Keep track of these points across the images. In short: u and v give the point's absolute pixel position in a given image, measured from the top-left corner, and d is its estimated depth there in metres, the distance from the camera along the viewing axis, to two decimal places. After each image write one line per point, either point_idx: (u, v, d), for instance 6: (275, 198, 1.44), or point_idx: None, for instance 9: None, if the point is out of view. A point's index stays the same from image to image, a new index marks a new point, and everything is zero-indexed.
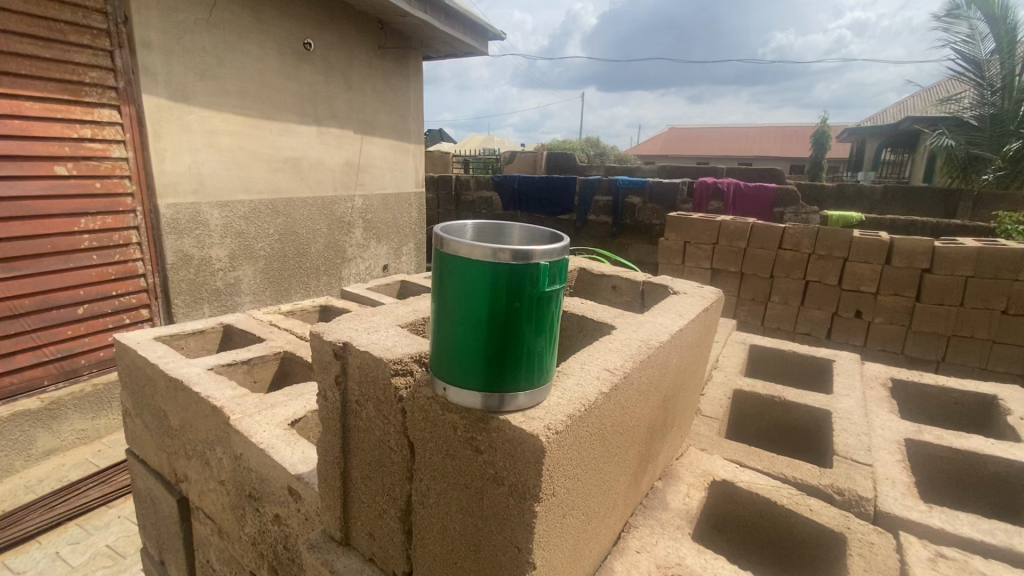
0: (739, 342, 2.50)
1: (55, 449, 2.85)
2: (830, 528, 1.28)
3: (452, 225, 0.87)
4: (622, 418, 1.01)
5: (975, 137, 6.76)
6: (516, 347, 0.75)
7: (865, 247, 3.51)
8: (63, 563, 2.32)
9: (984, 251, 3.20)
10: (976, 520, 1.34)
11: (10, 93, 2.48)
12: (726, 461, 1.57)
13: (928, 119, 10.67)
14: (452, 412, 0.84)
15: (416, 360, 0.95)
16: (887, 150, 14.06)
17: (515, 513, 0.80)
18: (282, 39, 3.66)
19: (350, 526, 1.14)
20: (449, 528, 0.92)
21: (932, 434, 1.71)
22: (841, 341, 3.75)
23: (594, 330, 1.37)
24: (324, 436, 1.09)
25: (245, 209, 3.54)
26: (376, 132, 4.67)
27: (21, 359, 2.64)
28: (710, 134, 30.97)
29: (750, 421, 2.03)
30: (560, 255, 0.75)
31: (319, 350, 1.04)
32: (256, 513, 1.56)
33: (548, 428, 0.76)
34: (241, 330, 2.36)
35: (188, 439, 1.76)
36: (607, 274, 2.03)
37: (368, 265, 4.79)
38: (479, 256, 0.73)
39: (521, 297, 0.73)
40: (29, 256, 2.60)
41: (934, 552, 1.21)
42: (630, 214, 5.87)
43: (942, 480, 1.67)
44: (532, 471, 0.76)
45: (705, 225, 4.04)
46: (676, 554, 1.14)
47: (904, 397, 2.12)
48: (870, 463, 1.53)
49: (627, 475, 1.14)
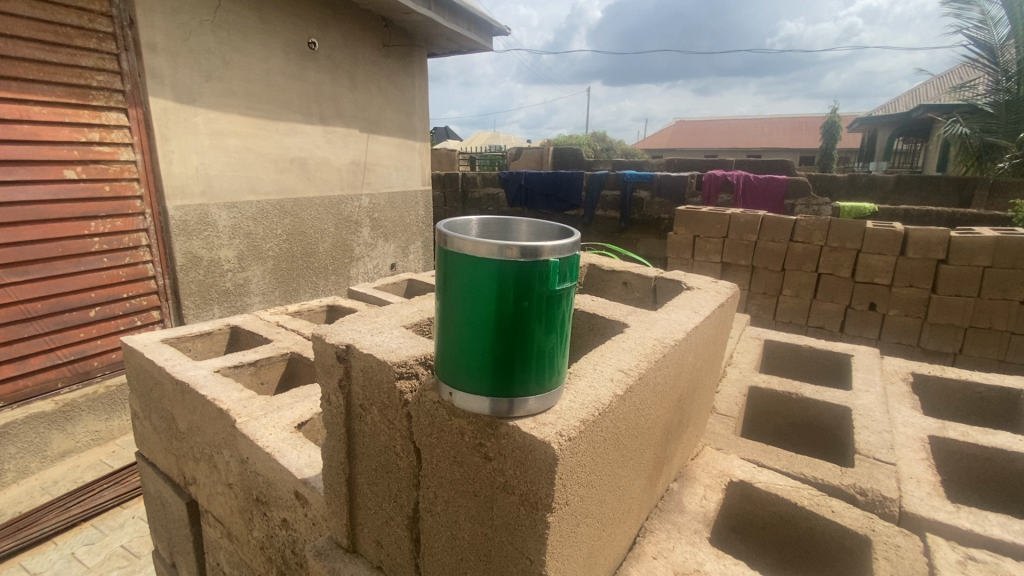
0: (752, 338, 2.44)
1: (70, 450, 2.86)
2: (853, 530, 1.23)
3: (455, 221, 0.83)
4: (637, 421, 0.97)
5: (990, 124, 6.55)
6: (526, 349, 0.71)
7: (879, 238, 3.42)
8: (79, 563, 2.33)
9: (1002, 240, 3.10)
10: (1006, 521, 1.28)
11: (17, 98, 2.47)
12: (743, 461, 1.52)
13: (941, 107, 10.49)
14: (459, 417, 0.81)
15: (422, 362, 0.92)
16: (900, 139, 13.81)
17: (527, 523, 0.76)
18: (286, 39, 3.63)
19: (356, 533, 1.11)
20: (458, 537, 0.89)
21: (957, 431, 1.65)
22: (854, 334, 3.68)
23: (605, 328, 1.33)
24: (328, 442, 1.06)
25: (253, 209, 3.53)
26: (381, 130, 4.63)
27: (34, 362, 2.65)
28: (717, 126, 30.60)
29: (766, 419, 1.98)
30: (572, 251, 0.72)
31: (322, 353, 1.01)
32: (264, 517, 1.53)
33: (561, 434, 0.72)
34: (248, 332, 2.34)
35: (196, 442, 1.75)
36: (617, 270, 1.98)
37: (376, 264, 4.78)
38: (484, 254, 0.69)
39: (530, 296, 0.69)
40: (40, 260, 2.60)
41: (963, 555, 1.16)
42: (638, 208, 5.79)
43: (968, 479, 1.62)
44: (544, 480, 0.73)
45: (715, 219, 3.96)
46: (694, 559, 1.09)
47: (925, 392, 2.05)
48: (893, 461, 1.48)
49: (642, 477, 1.09)
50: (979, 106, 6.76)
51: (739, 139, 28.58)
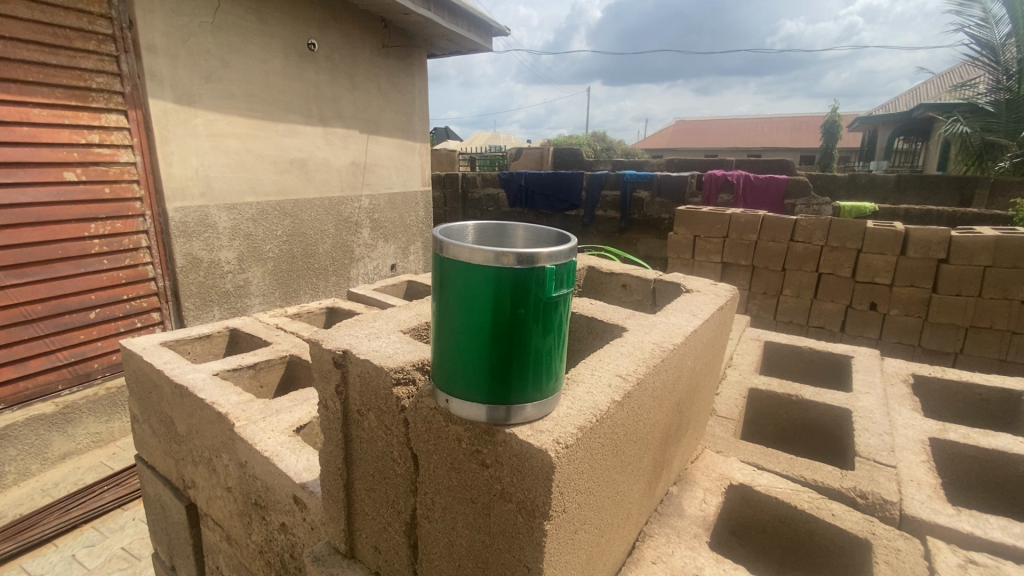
0: (752, 339, 2.44)
1: (70, 453, 2.86)
2: (853, 533, 1.23)
3: (452, 227, 0.83)
4: (636, 426, 0.97)
5: (990, 124, 6.54)
6: (524, 354, 0.71)
7: (879, 238, 3.42)
8: (79, 565, 2.32)
9: (1003, 240, 3.09)
10: (1008, 524, 1.28)
11: (16, 100, 2.46)
12: (743, 464, 1.52)
13: (942, 107, 10.46)
14: (456, 424, 0.81)
15: (418, 368, 0.91)
16: (901, 138, 13.78)
17: (525, 531, 0.76)
18: (285, 40, 3.63)
19: (355, 539, 1.10)
20: (456, 543, 0.88)
21: (957, 433, 1.65)
22: (855, 333, 3.67)
23: (604, 332, 1.33)
24: (327, 447, 1.06)
25: (253, 210, 3.52)
26: (381, 131, 4.63)
27: (35, 364, 2.65)
28: (717, 125, 30.53)
29: (767, 421, 1.98)
30: (569, 256, 0.71)
31: (318, 358, 1.01)
32: (262, 521, 1.53)
33: (558, 442, 0.72)
34: (247, 334, 2.34)
35: (195, 445, 1.74)
36: (617, 272, 1.98)
37: (376, 265, 4.78)
38: (480, 261, 0.69)
39: (526, 302, 0.69)
40: (40, 262, 2.59)
41: (964, 558, 1.16)
42: (638, 208, 5.78)
43: (969, 481, 1.61)
44: (542, 488, 0.72)
45: (715, 219, 3.96)
46: (694, 564, 1.09)
47: (926, 394, 2.05)
48: (893, 464, 1.47)
49: (640, 482, 1.08)
50: (980, 105, 6.75)
51: (739, 138, 28.57)
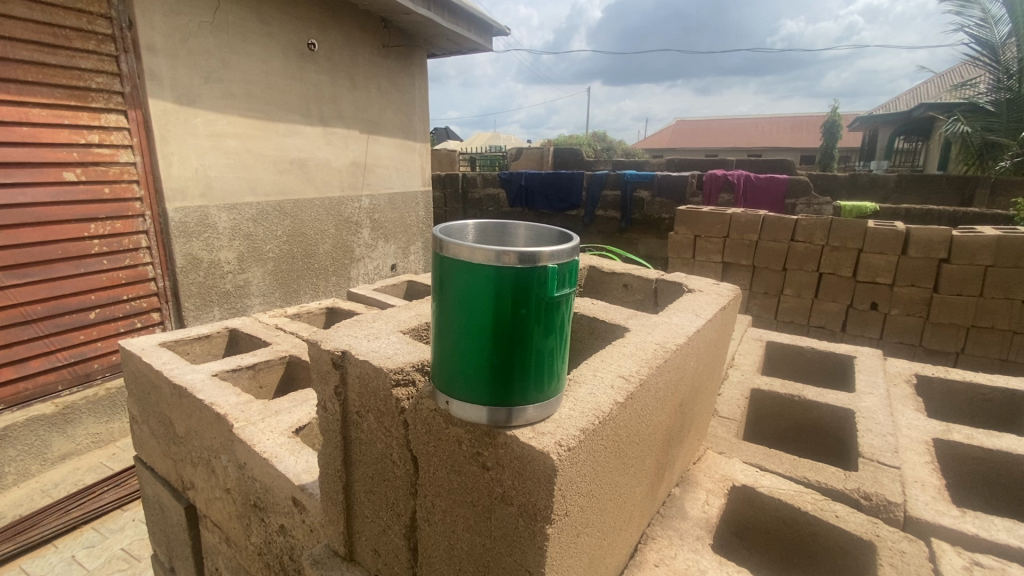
0: (754, 339, 2.42)
1: (70, 453, 2.85)
2: (857, 535, 1.21)
3: (452, 225, 0.82)
4: (638, 427, 0.95)
5: (991, 123, 6.52)
6: (525, 355, 0.69)
7: (880, 238, 3.41)
8: (78, 566, 2.31)
9: (1005, 239, 3.08)
10: (1012, 526, 1.26)
11: (15, 100, 2.45)
12: (746, 465, 1.51)
13: (943, 106, 10.43)
14: (457, 426, 0.79)
15: (418, 369, 0.90)
16: (901, 138, 13.77)
17: (526, 535, 0.75)
18: (285, 40, 3.62)
19: (354, 542, 1.09)
20: (456, 547, 0.87)
21: (961, 433, 1.63)
22: (856, 333, 3.66)
23: (606, 332, 1.31)
24: (325, 449, 1.05)
25: (253, 210, 3.51)
26: (381, 131, 4.62)
27: (35, 364, 2.64)
28: (717, 125, 30.51)
29: (769, 422, 1.96)
30: (571, 255, 0.70)
31: (317, 359, 1.00)
32: (261, 523, 1.52)
33: (560, 444, 0.71)
34: (247, 335, 2.33)
35: (194, 447, 1.73)
36: (618, 272, 1.96)
37: (376, 264, 4.76)
38: (481, 260, 0.67)
39: (528, 303, 0.68)
40: (40, 263, 2.58)
41: (969, 560, 1.15)
42: (638, 208, 5.77)
43: (974, 481, 1.60)
44: (543, 491, 0.71)
45: (716, 219, 3.95)
46: (696, 566, 1.08)
47: (929, 394, 2.03)
48: (897, 465, 1.46)
49: (643, 484, 1.07)
50: (980, 105, 6.74)
51: (739, 138, 28.56)
